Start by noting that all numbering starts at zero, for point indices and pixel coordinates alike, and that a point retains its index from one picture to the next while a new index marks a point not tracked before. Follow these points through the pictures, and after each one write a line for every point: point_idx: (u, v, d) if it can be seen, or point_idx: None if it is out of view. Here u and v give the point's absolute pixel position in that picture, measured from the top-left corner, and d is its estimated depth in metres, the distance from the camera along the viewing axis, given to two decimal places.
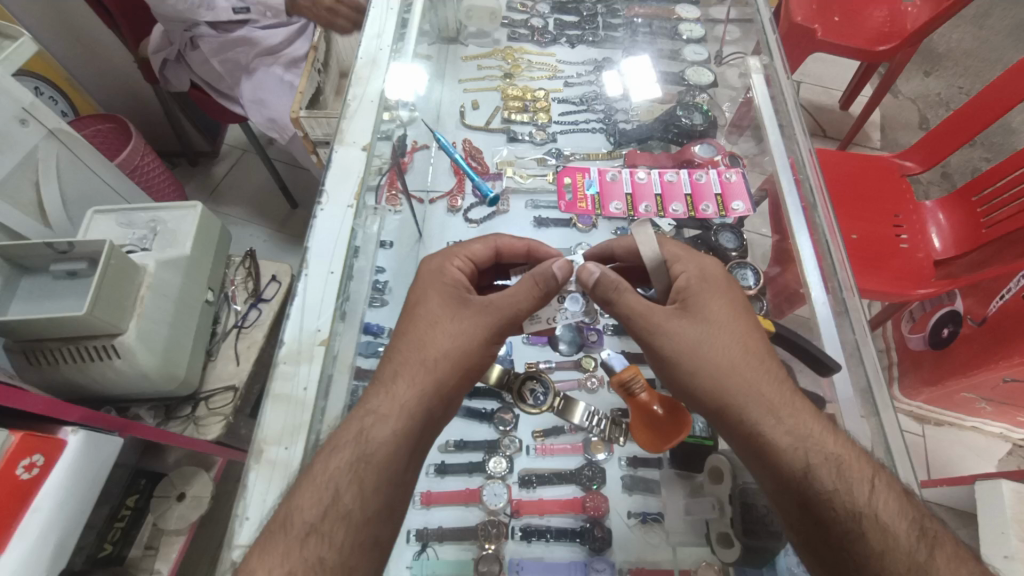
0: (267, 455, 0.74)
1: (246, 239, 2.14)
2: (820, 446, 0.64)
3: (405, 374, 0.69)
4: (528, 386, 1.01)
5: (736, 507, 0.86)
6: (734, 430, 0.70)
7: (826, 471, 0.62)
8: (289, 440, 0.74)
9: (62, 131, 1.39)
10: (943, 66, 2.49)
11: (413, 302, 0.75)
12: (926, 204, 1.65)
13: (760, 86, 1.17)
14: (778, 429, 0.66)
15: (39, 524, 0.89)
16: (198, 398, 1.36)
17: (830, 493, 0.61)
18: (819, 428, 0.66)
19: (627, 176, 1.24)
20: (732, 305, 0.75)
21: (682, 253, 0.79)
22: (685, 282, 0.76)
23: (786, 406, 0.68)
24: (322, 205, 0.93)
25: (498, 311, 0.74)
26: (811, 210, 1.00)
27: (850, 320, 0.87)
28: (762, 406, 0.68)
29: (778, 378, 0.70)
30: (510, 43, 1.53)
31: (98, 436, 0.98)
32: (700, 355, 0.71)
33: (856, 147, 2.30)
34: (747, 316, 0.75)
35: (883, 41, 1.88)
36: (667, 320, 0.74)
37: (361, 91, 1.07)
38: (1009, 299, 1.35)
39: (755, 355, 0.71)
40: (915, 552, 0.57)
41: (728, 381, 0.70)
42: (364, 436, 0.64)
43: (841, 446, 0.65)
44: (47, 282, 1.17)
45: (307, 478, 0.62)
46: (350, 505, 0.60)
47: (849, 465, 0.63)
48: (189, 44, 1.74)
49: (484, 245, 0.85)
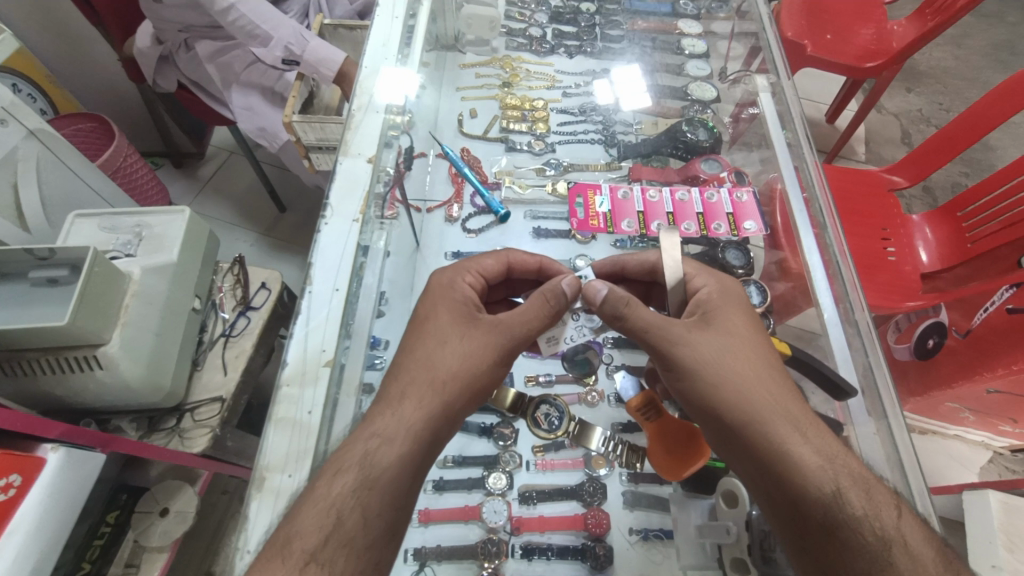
0: (270, 484, 0.70)
1: (232, 243, 2.09)
2: (846, 468, 0.65)
3: (413, 396, 0.66)
4: (543, 412, 1.01)
5: (753, 533, 0.82)
6: (756, 448, 0.68)
7: (856, 494, 0.62)
8: (294, 467, 0.71)
9: (44, 131, 1.35)
10: (923, 82, 2.55)
11: (421, 321, 0.73)
12: (913, 219, 1.66)
13: (767, 103, 1.19)
14: (803, 448, 0.66)
15: (15, 547, 0.85)
16: (183, 409, 1.32)
17: (859, 516, 0.61)
18: (839, 449, 0.67)
19: (639, 194, 1.18)
20: (751, 322, 0.76)
21: (701, 269, 0.82)
22: (707, 295, 0.78)
23: (809, 425, 0.68)
24: (327, 218, 0.90)
25: (513, 329, 0.73)
26: (821, 232, 0.99)
27: (864, 340, 0.88)
28: (786, 424, 0.68)
29: (796, 396, 0.71)
30: (508, 52, 1.52)
31: (79, 452, 0.94)
32: (722, 368, 0.71)
33: (842, 161, 2.34)
34: (765, 334, 0.76)
35: (870, 58, 1.91)
36: (688, 332, 0.74)
37: (364, 102, 1.04)
38: (991, 314, 1.35)
39: (776, 372, 0.72)
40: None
41: (753, 395, 0.69)
42: (369, 459, 0.61)
43: (863, 469, 0.66)
44: (24, 289, 1.12)
45: (307, 503, 0.58)
46: (353, 531, 0.57)
47: (876, 488, 0.63)
48: (184, 45, 1.71)
49: (497, 261, 0.84)
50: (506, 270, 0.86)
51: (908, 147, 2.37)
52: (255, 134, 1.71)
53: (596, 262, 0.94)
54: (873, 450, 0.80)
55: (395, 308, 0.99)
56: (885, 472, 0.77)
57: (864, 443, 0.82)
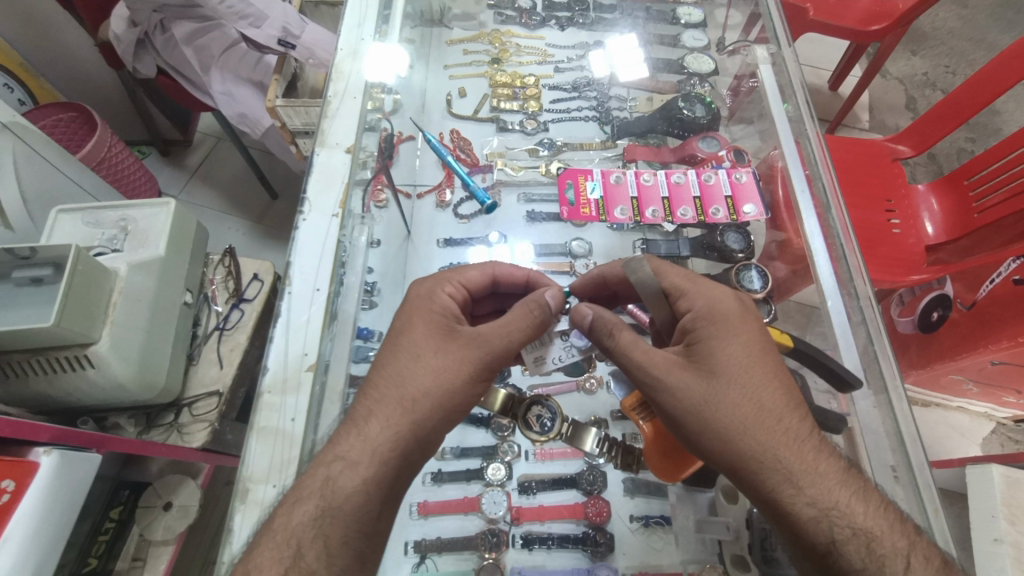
0: (254, 495, 0.69)
1: (223, 233, 2.06)
2: (846, 517, 0.60)
3: (379, 414, 0.64)
4: (534, 413, 0.97)
5: (753, 532, 0.86)
6: (748, 491, 0.65)
7: (854, 545, 0.59)
8: (278, 477, 0.70)
9: (17, 123, 1.30)
10: (928, 45, 2.46)
11: (399, 331, 0.70)
12: (918, 189, 1.62)
13: (767, 75, 1.14)
14: (799, 497, 0.62)
15: (12, 554, 0.84)
16: (180, 404, 1.30)
17: (859, 572, 0.58)
18: (845, 493, 0.61)
19: (633, 178, 1.14)
20: (749, 347, 0.69)
21: (689, 283, 0.75)
22: (692, 316, 0.72)
23: (812, 467, 0.63)
24: (305, 214, 0.86)
25: (491, 349, 0.69)
26: (824, 213, 0.95)
27: (866, 324, 0.85)
28: (780, 470, 0.63)
29: (800, 429, 0.65)
30: (497, 26, 1.45)
31: (73, 455, 0.93)
32: (709, 410, 0.66)
33: (845, 130, 2.27)
34: (764, 359, 0.68)
35: (874, 21, 1.83)
36: (672, 370, 0.69)
37: (342, 87, 0.99)
38: (998, 284, 1.32)
39: (775, 406, 0.66)
40: None
41: (744, 440, 0.64)
42: (331, 485, 0.60)
43: (871, 514, 0.61)
44: (8, 290, 1.10)
45: (268, 533, 0.58)
46: (313, 565, 0.56)
47: (881, 540, 0.59)
48: (160, 26, 1.64)
49: (481, 273, 0.81)
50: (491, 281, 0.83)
51: (912, 113, 2.30)
52: (238, 120, 1.66)
53: (573, 283, 0.90)
54: (877, 435, 0.79)
55: (385, 299, 0.97)
56: (891, 457, 0.76)
57: (869, 429, 0.80)
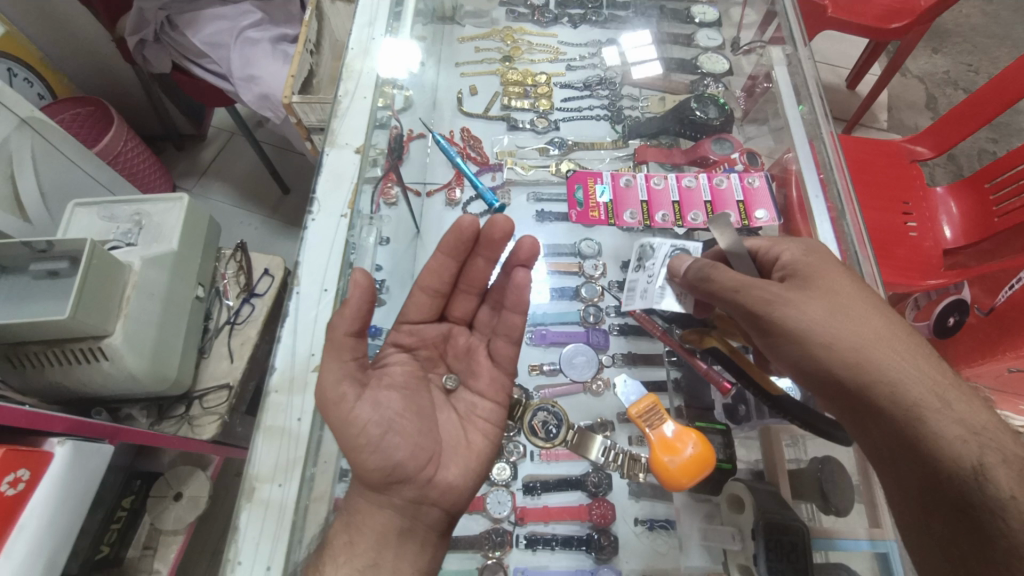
0: (259, 495, 0.73)
1: (235, 227, 2.08)
2: (857, 336, 0.68)
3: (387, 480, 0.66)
4: (539, 420, 0.93)
5: (758, 544, 0.79)
6: (789, 313, 0.72)
7: (845, 352, 0.68)
8: (283, 477, 0.74)
9: (35, 119, 1.32)
10: (951, 42, 2.40)
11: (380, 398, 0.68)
12: (936, 191, 1.58)
13: (783, 77, 1.12)
14: (943, 417, 0.60)
15: (26, 542, 0.86)
16: (191, 397, 1.31)
17: (849, 364, 0.67)
18: (985, 416, 0.59)
19: (643, 181, 1.15)
20: (835, 278, 0.74)
21: (776, 240, 0.84)
22: (789, 256, 0.79)
23: (954, 393, 0.61)
24: (314, 215, 0.89)
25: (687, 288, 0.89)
26: (838, 218, 0.94)
27: None
28: (919, 388, 0.62)
29: (844, 279, 0.74)
30: (509, 23, 1.44)
31: (85, 446, 0.94)
32: (826, 331, 0.69)
33: (862, 129, 2.23)
34: (858, 288, 0.73)
35: (895, 18, 1.79)
36: (772, 294, 0.74)
37: (351, 87, 1.02)
38: (1018, 290, 1.28)
39: (831, 266, 0.75)
40: (915, 395, 0.62)
41: (875, 368, 0.65)
42: None
43: (874, 333, 0.68)
44: (24, 283, 1.11)
45: None
46: None
47: (888, 350, 0.66)
48: (167, 23, 1.65)
49: (448, 257, 0.79)
50: (461, 269, 0.82)
51: (932, 112, 2.25)
52: (259, 103, 1.63)
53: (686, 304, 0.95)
54: None
55: (393, 297, 0.97)
56: None
57: None
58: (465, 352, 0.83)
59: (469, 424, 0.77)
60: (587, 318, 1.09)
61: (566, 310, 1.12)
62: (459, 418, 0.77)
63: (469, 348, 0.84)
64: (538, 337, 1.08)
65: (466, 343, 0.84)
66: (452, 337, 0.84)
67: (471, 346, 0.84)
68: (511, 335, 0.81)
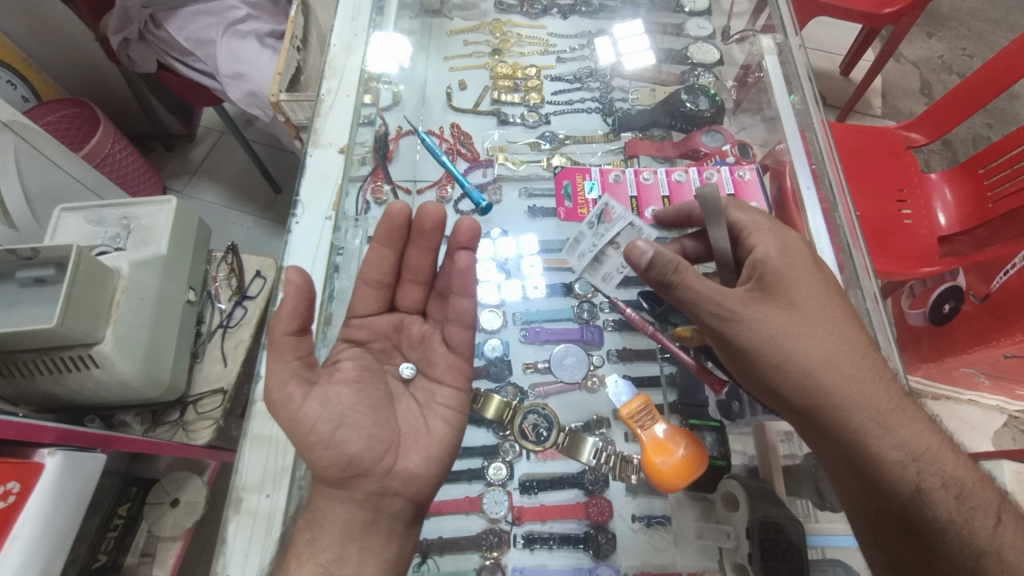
0: (246, 506, 0.72)
1: (226, 228, 2.05)
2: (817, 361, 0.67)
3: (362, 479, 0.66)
4: (530, 424, 0.95)
5: (753, 542, 0.78)
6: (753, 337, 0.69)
7: (800, 378, 0.68)
8: (270, 487, 0.73)
9: (18, 122, 1.30)
10: (946, 27, 2.38)
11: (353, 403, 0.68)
12: (932, 178, 1.57)
13: (773, 67, 1.11)
14: (884, 442, 0.64)
15: (18, 555, 0.85)
16: (185, 402, 1.30)
17: (804, 389, 0.68)
18: (926, 443, 0.64)
19: (631, 176, 1.16)
20: (808, 297, 0.70)
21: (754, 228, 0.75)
22: (762, 258, 0.72)
23: (897, 415, 0.65)
24: (298, 218, 0.88)
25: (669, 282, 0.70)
26: (830, 210, 0.93)
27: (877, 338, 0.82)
28: (865, 415, 0.65)
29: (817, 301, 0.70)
30: (498, 15, 1.42)
31: (77, 456, 0.93)
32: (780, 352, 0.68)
33: (856, 115, 2.22)
34: (824, 304, 0.70)
35: (890, 4, 1.78)
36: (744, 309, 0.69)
37: (334, 84, 1.00)
38: (1011, 276, 1.27)
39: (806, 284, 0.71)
40: (865, 423, 0.65)
41: (828, 393, 0.67)
42: None
43: (833, 358, 0.68)
44: (10, 291, 1.10)
45: None
46: None
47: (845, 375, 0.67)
48: (151, 21, 1.62)
49: (383, 247, 0.78)
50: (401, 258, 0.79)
51: (927, 98, 2.24)
52: (246, 101, 1.61)
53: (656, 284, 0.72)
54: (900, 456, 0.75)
55: None
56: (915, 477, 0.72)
57: None
58: (421, 340, 0.80)
59: (429, 410, 0.75)
60: (580, 316, 1.09)
61: (559, 307, 1.11)
62: (419, 406, 0.75)
63: (423, 336, 0.81)
64: (532, 335, 1.07)
65: (420, 332, 0.81)
66: (403, 327, 0.82)
67: (425, 334, 0.81)
68: (465, 319, 0.77)
